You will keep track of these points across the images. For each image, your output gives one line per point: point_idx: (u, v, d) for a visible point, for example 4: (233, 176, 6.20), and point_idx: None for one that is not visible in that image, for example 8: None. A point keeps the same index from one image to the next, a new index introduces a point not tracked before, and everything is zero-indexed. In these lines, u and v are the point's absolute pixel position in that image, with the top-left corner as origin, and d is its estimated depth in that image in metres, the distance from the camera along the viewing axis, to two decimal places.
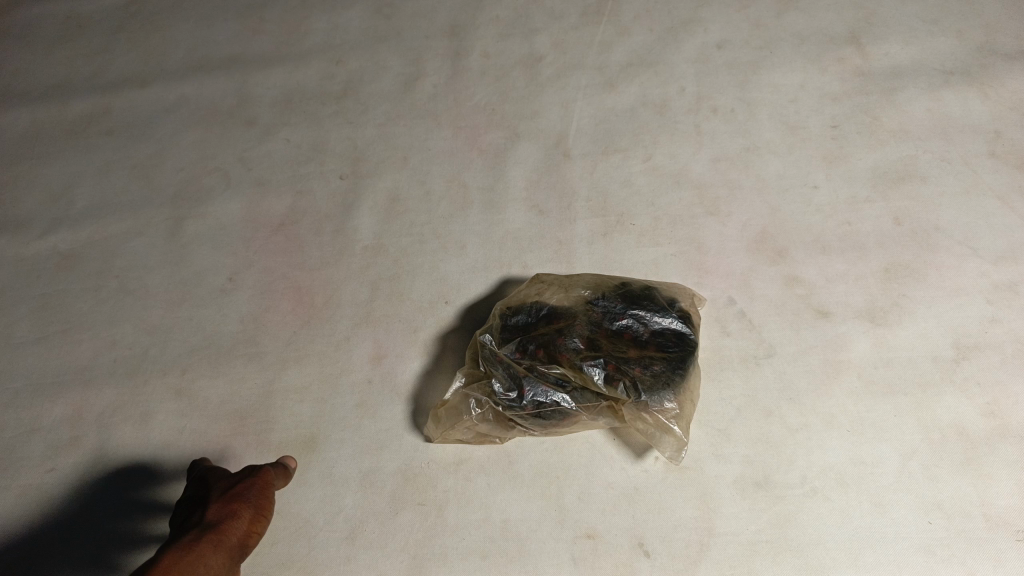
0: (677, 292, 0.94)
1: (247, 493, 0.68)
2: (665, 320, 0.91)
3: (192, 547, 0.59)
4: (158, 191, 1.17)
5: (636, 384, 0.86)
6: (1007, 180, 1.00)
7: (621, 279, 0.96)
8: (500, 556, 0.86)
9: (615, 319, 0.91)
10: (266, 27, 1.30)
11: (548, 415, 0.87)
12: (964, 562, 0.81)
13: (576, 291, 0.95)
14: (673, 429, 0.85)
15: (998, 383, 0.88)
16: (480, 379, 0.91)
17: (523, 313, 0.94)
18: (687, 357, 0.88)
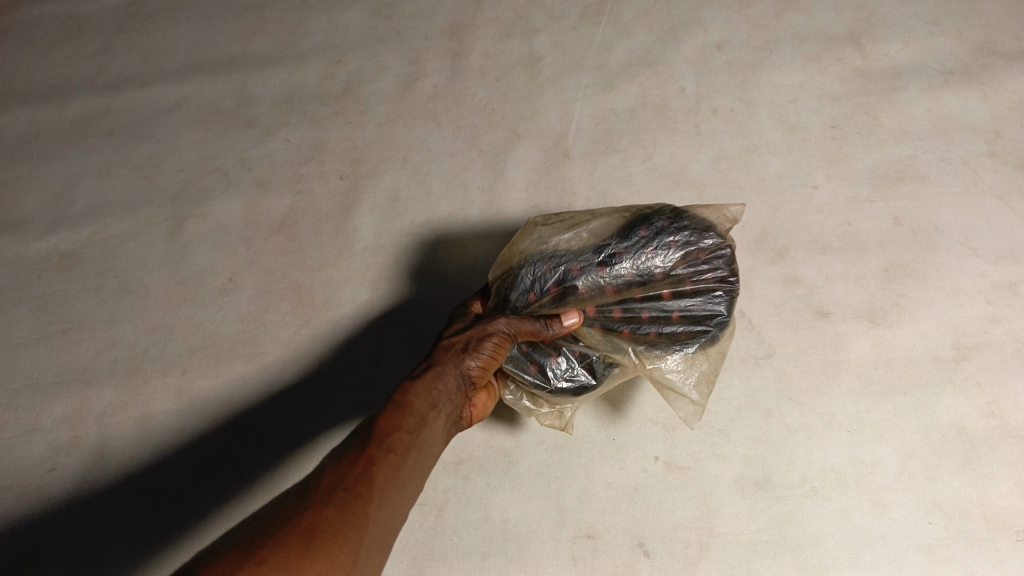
0: (714, 214, 0.85)
1: (482, 352, 0.75)
2: (698, 261, 0.82)
3: (428, 375, 0.72)
4: (158, 191, 1.17)
5: (674, 333, 0.82)
6: (1007, 180, 1.00)
7: (646, 210, 0.85)
8: (500, 556, 0.86)
9: (649, 254, 0.81)
10: (266, 27, 1.30)
11: (569, 391, 0.83)
12: (964, 562, 0.81)
13: (599, 227, 0.84)
14: (694, 395, 0.82)
15: (999, 383, 0.88)
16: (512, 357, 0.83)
17: (537, 260, 0.83)
18: (726, 297, 0.83)
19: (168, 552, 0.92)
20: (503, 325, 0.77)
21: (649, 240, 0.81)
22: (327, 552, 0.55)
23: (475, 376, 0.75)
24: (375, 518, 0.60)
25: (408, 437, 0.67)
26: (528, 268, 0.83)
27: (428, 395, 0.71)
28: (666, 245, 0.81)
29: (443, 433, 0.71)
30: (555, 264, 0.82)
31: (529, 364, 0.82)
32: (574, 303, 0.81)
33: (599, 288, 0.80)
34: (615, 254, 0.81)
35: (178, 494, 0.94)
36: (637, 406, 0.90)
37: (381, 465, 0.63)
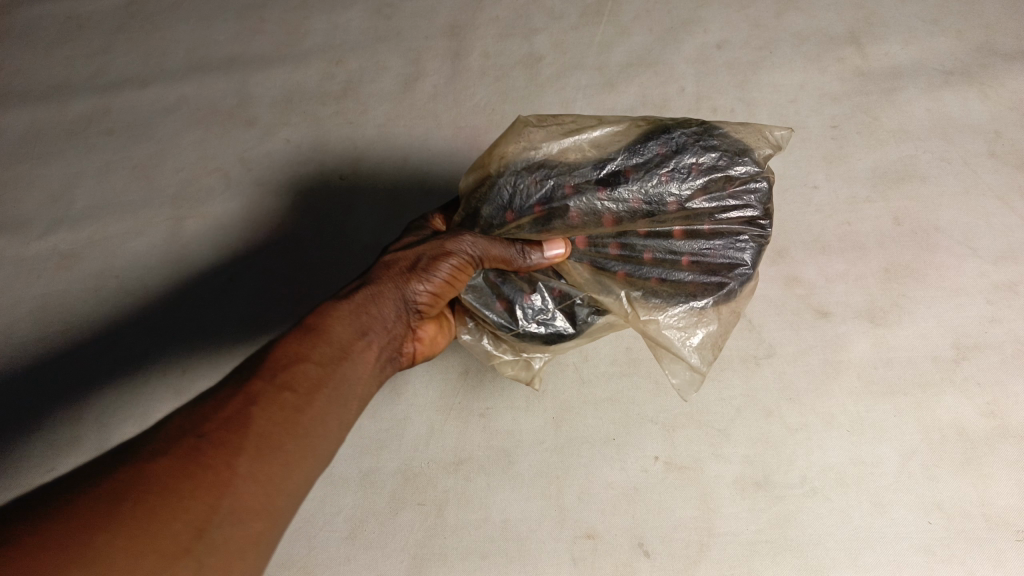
0: (754, 137, 0.82)
1: (433, 275, 0.75)
2: (719, 192, 0.79)
3: (355, 301, 0.71)
4: (158, 191, 1.17)
5: (680, 281, 0.81)
6: (1006, 180, 1.00)
7: (668, 122, 0.81)
8: (500, 556, 0.86)
9: (662, 180, 0.78)
10: (265, 27, 1.30)
11: (538, 337, 0.81)
12: (964, 562, 0.81)
13: (604, 139, 0.81)
14: (693, 360, 0.81)
15: (999, 383, 0.88)
16: (483, 293, 0.81)
17: (525, 170, 0.81)
18: (747, 243, 0.81)
19: None
20: (467, 246, 0.76)
21: (664, 162, 0.78)
22: (157, 521, 0.49)
23: (420, 299, 0.75)
24: (244, 471, 0.54)
25: (312, 369, 0.63)
26: (513, 178, 0.81)
27: (351, 323, 0.69)
28: (682, 169, 0.78)
29: (368, 367, 0.68)
30: (545, 178, 0.80)
31: (496, 301, 0.81)
32: (561, 229, 0.79)
33: (595, 215, 0.78)
34: (619, 175, 0.78)
35: None
36: (638, 406, 0.91)
37: (265, 408, 0.58)
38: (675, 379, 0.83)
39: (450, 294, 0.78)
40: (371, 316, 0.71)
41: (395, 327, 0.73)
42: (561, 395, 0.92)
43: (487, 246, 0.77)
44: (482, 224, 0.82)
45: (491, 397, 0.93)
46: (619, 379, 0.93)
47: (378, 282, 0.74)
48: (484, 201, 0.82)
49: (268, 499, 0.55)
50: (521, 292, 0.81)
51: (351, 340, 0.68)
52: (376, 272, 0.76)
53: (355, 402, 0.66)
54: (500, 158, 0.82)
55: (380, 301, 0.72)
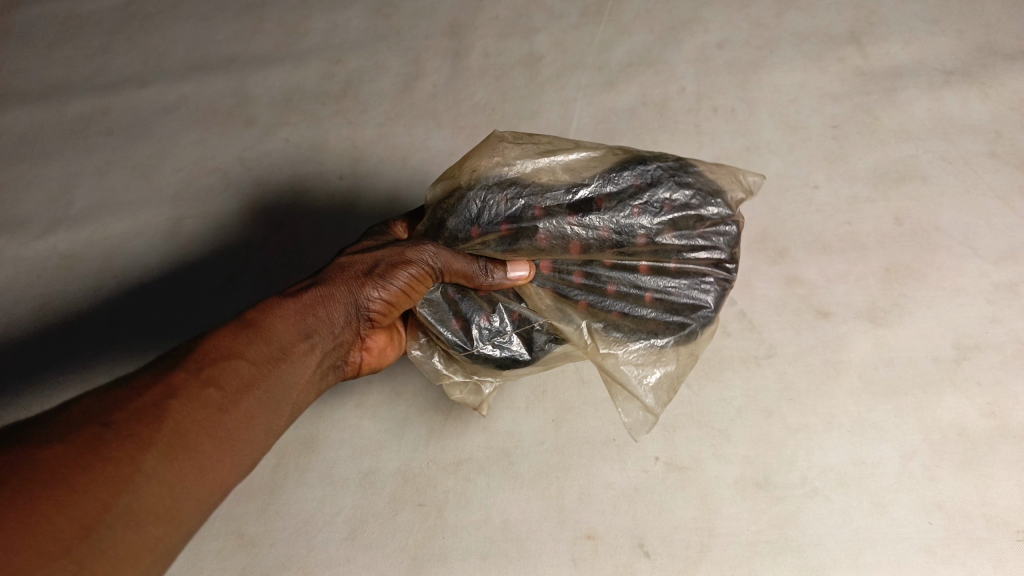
0: (728, 177, 0.83)
1: (391, 282, 0.74)
2: (688, 232, 0.79)
3: (304, 299, 0.70)
4: (158, 190, 1.17)
5: (641, 316, 0.80)
6: (1007, 180, 1.00)
7: (645, 155, 0.81)
8: (500, 556, 0.86)
9: (633, 212, 0.78)
10: (265, 27, 1.30)
11: (491, 360, 0.80)
12: (964, 562, 0.81)
13: (579, 164, 0.80)
14: (649, 401, 0.79)
15: (999, 384, 0.88)
16: (440, 309, 0.80)
17: (496, 187, 0.79)
18: (713, 284, 0.81)
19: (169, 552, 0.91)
20: (430, 257, 0.76)
21: (637, 194, 0.78)
22: (39, 517, 0.47)
23: (372, 307, 0.74)
24: (149, 471, 0.53)
25: (243, 371, 0.62)
26: (485, 192, 0.79)
27: (293, 323, 0.68)
28: (656, 203, 0.78)
29: (307, 372, 0.68)
30: (517, 196, 0.78)
31: (453, 319, 0.80)
32: (527, 250, 0.77)
33: (563, 240, 0.77)
34: (592, 202, 0.78)
35: None
36: None
37: (187, 406, 0.57)
38: (627, 419, 0.80)
39: (405, 304, 0.77)
40: (317, 319, 0.70)
41: (341, 331, 0.73)
42: (561, 395, 0.92)
43: (450, 259, 0.76)
44: (447, 236, 0.80)
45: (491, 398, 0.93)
46: None
47: (331, 285, 0.73)
48: (453, 213, 0.80)
49: (175, 503, 0.54)
50: (479, 311, 0.80)
51: (292, 342, 0.67)
52: (331, 272, 0.74)
53: (288, 407, 0.65)
54: (472, 171, 0.81)
55: (329, 305, 0.72)
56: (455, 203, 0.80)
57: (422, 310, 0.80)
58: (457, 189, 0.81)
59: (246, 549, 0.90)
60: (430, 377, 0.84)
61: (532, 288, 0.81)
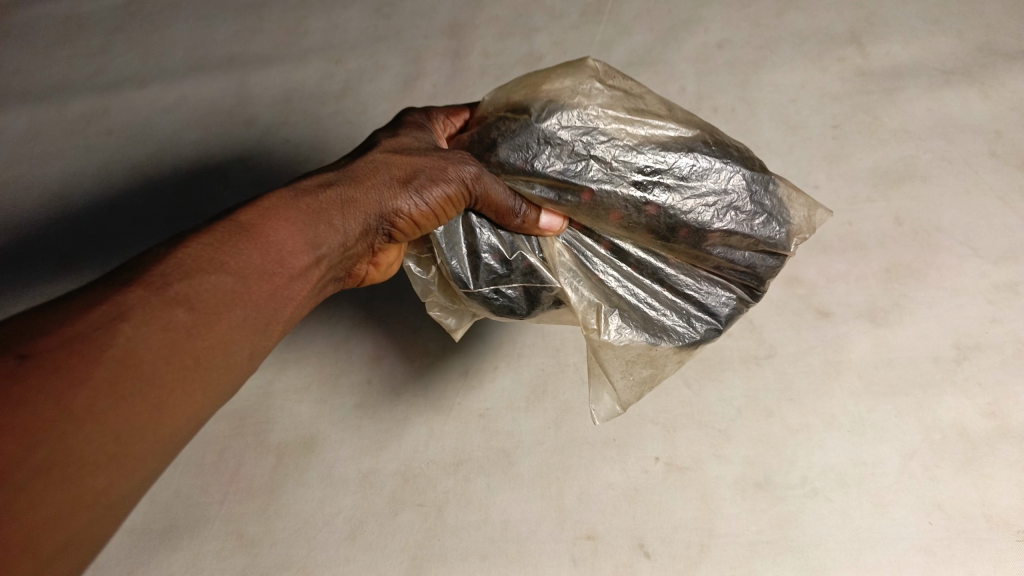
0: (799, 207, 0.78)
1: (422, 199, 0.66)
2: (737, 248, 0.74)
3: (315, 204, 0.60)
4: (157, 189, 1.15)
5: (649, 314, 0.76)
6: (1008, 180, 1.00)
7: (733, 151, 0.73)
8: (500, 556, 0.86)
9: (693, 207, 0.70)
10: (265, 26, 1.30)
11: (489, 308, 0.76)
12: (964, 562, 0.80)
13: (663, 139, 0.71)
14: (622, 394, 0.76)
15: (999, 384, 0.88)
16: (455, 238, 0.74)
17: (564, 128, 0.70)
18: (737, 300, 0.78)
19: (168, 553, 0.91)
20: (468, 176, 0.66)
21: (706, 189, 0.71)
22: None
23: (397, 220, 0.66)
24: (79, 412, 0.42)
25: (220, 283, 0.51)
26: (555, 128, 0.70)
27: (297, 234, 0.58)
28: (720, 209, 0.71)
29: (305, 287, 0.58)
30: (585, 145, 0.70)
31: (464, 252, 0.74)
32: (567, 207, 0.72)
33: (609, 210, 0.71)
34: (660, 180, 0.70)
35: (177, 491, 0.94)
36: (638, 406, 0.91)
37: (153, 338, 0.46)
38: (594, 407, 0.77)
39: (425, 227, 0.69)
40: (326, 230, 0.60)
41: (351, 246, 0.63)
42: (561, 395, 0.92)
43: (489, 189, 0.67)
44: (493, 162, 0.71)
45: (491, 398, 0.94)
46: None
47: (351, 187, 0.63)
48: (511, 138, 0.71)
49: (118, 446, 0.44)
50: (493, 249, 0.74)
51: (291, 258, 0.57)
52: (349, 173, 0.64)
53: (275, 331, 0.56)
54: (546, 100, 0.71)
55: (346, 213, 0.62)
56: (517, 129, 0.70)
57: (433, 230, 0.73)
58: (523, 111, 0.71)
59: (246, 548, 0.90)
60: (415, 291, 0.80)
61: (558, 243, 0.76)
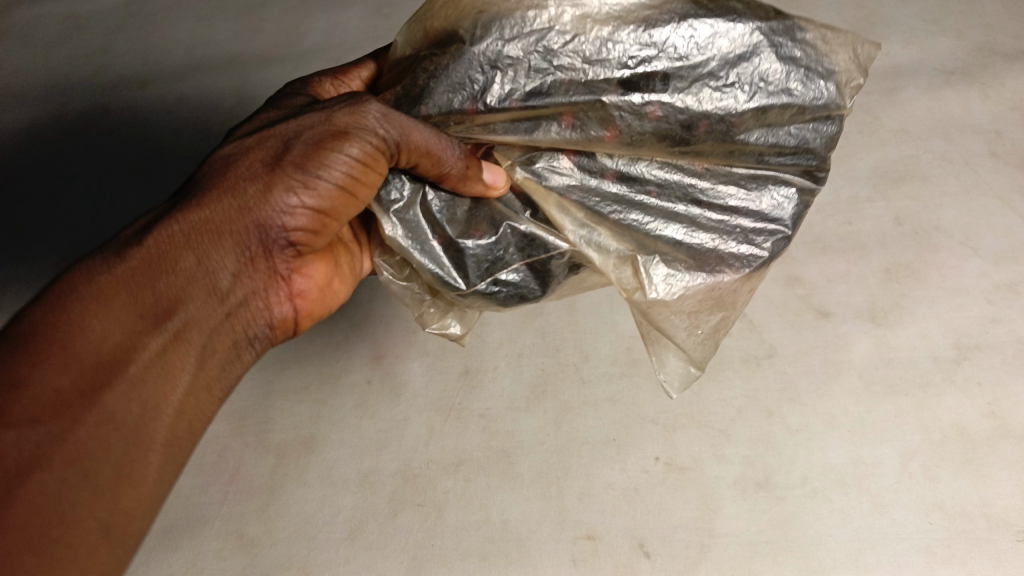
0: (845, 42, 0.66)
1: (312, 180, 0.60)
2: (780, 129, 0.65)
3: (176, 246, 0.58)
4: (157, 188, 1.15)
5: (700, 245, 0.69)
6: (1008, 180, 1.00)
7: (738, 3, 0.62)
8: (500, 557, 0.85)
9: (709, 94, 0.61)
10: (266, 27, 1.30)
11: (497, 296, 0.70)
12: (964, 562, 0.80)
13: (636, 11, 0.60)
14: (693, 353, 0.72)
15: (999, 384, 0.88)
16: (418, 234, 0.67)
17: (506, 36, 0.61)
18: (798, 192, 0.70)
19: (167, 553, 0.91)
20: (366, 130, 0.60)
21: (716, 68, 0.61)
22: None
23: (288, 221, 0.61)
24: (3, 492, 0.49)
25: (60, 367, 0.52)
26: (498, 45, 0.61)
27: (140, 297, 0.56)
28: (743, 84, 0.62)
29: (172, 343, 0.56)
30: (544, 55, 0.61)
31: (439, 248, 0.67)
32: (548, 138, 0.64)
33: (605, 126, 0.62)
34: (654, 68, 0.61)
35: (177, 492, 0.94)
36: (638, 406, 0.91)
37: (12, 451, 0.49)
38: (664, 376, 0.73)
39: (344, 209, 0.63)
40: (180, 275, 0.57)
41: (229, 278, 0.60)
42: (561, 395, 0.92)
43: (407, 127, 0.59)
44: (434, 111, 0.64)
45: (491, 398, 0.94)
46: (620, 380, 0.93)
47: (201, 213, 0.59)
48: (447, 77, 0.62)
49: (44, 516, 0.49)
50: (468, 231, 0.68)
51: (139, 327, 0.55)
52: (193, 200, 0.60)
53: (148, 389, 0.55)
54: (475, 14, 0.62)
55: (203, 247, 0.58)
56: (451, 62, 0.62)
57: (394, 236, 0.67)
58: (450, 38, 0.63)
59: (246, 549, 0.90)
60: (404, 304, 0.75)
61: (556, 198, 0.67)
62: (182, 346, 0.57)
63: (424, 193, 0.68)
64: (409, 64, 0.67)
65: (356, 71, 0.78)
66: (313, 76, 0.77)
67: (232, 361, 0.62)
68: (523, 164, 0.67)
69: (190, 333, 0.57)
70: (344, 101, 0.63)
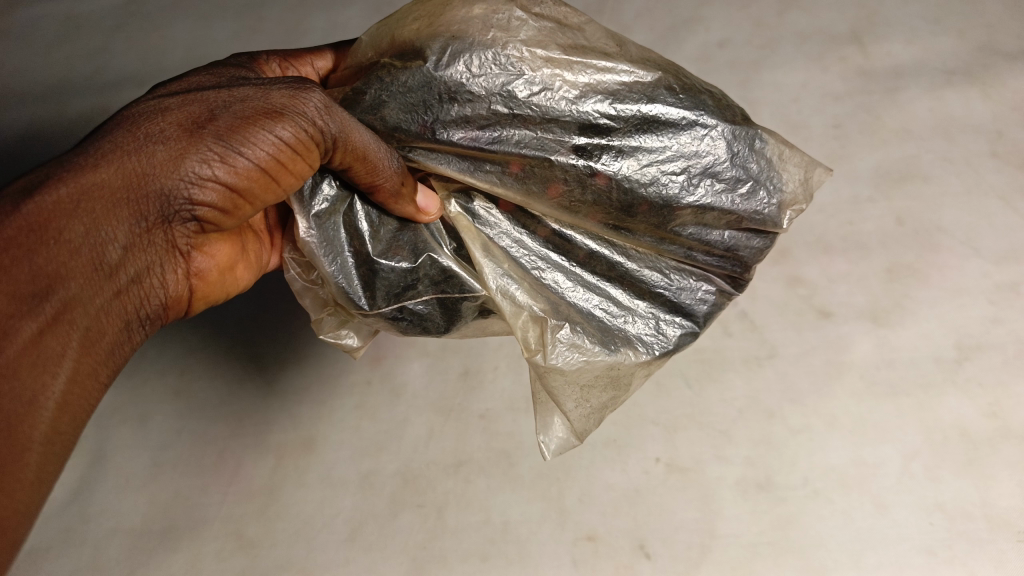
0: (802, 173, 0.67)
1: (231, 151, 0.54)
2: (713, 233, 0.65)
3: (68, 204, 0.49)
4: None
5: (614, 320, 0.66)
6: (1009, 180, 0.99)
7: (707, 100, 0.62)
8: (500, 558, 0.85)
9: (656, 168, 0.61)
10: (265, 26, 1.30)
11: (399, 322, 0.67)
12: (965, 562, 0.80)
13: (611, 86, 0.60)
14: (575, 426, 0.68)
15: (1000, 384, 0.88)
16: (332, 243, 0.64)
17: (473, 85, 0.59)
18: (716, 292, 0.68)
19: (167, 553, 0.91)
20: (301, 116, 0.55)
21: (668, 145, 0.61)
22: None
23: (198, 191, 0.54)
24: None
25: None
26: (463, 78, 0.59)
27: (12, 272, 0.47)
28: (691, 176, 0.61)
29: (60, 318, 0.49)
30: (505, 100, 0.59)
31: (352, 263, 0.64)
32: (487, 181, 0.62)
33: (548, 186, 0.61)
34: (612, 140, 0.60)
35: (177, 494, 0.94)
36: (638, 406, 0.91)
37: None
38: (544, 438, 0.68)
39: (263, 193, 0.58)
40: (64, 246, 0.49)
41: (120, 250, 0.53)
42: None
43: (348, 126, 0.57)
44: (382, 125, 0.61)
45: (491, 398, 0.94)
46: None
47: (94, 174, 0.51)
48: (403, 95, 0.60)
49: None
50: (387, 251, 0.65)
51: (11, 308, 0.46)
52: (83, 155, 0.52)
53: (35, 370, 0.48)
54: (446, 39, 0.59)
55: (98, 210, 0.51)
56: (410, 81, 0.60)
57: (307, 238, 0.64)
58: (414, 54, 0.60)
59: (245, 550, 0.89)
60: (305, 303, 0.72)
61: (483, 239, 0.66)
62: (62, 329, 0.49)
63: (349, 203, 0.65)
64: (367, 71, 0.63)
65: (309, 59, 0.76)
66: (262, 53, 0.74)
67: (122, 345, 0.55)
68: (459, 199, 0.66)
69: (73, 315, 0.50)
70: (284, 84, 0.58)
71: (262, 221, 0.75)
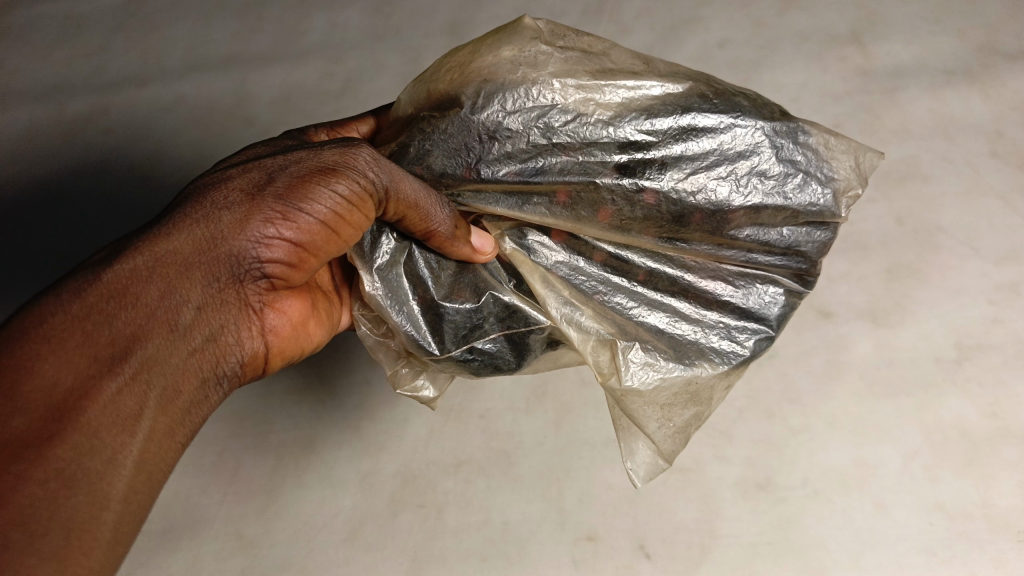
0: (857, 157, 0.64)
1: (294, 209, 0.54)
2: (770, 233, 0.63)
3: (142, 272, 0.50)
4: (157, 190, 1.15)
5: (683, 334, 0.65)
6: (1010, 180, 0.99)
7: (742, 101, 0.61)
8: (500, 558, 0.85)
9: (700, 176, 0.60)
10: (265, 26, 1.30)
11: (473, 364, 0.67)
12: (965, 563, 0.80)
13: (644, 101, 0.60)
14: (661, 445, 0.66)
15: (1000, 383, 0.88)
16: (396, 292, 0.65)
17: (510, 116, 0.59)
18: (785, 293, 0.67)
19: (167, 552, 0.90)
20: (357, 171, 0.56)
21: (710, 150, 0.60)
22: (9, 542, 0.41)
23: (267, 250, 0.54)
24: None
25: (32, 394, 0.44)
26: (499, 116, 0.59)
27: (94, 336, 0.47)
28: (738, 178, 0.60)
29: (140, 378, 0.48)
30: (544, 131, 0.60)
31: (419, 310, 0.65)
32: (537, 214, 0.62)
33: (597, 208, 0.61)
34: (653, 154, 0.60)
35: (178, 493, 0.94)
36: None
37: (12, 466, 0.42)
38: (631, 465, 0.68)
39: (326, 246, 0.57)
40: (140, 310, 0.49)
41: (194, 312, 0.52)
42: (562, 396, 0.92)
43: (398, 176, 0.57)
44: (429, 172, 0.62)
45: (491, 398, 0.94)
46: None
47: (167, 244, 0.51)
48: (444, 141, 0.60)
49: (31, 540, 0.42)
50: (450, 294, 0.66)
51: (92, 368, 0.46)
52: (157, 229, 0.53)
53: (123, 424, 0.46)
54: (479, 81, 0.60)
55: (172, 277, 0.51)
56: (449, 128, 0.60)
57: (373, 292, 0.64)
58: (451, 102, 0.60)
59: (245, 549, 0.89)
60: (381, 359, 0.72)
61: (542, 271, 0.66)
62: (140, 388, 0.48)
63: (408, 252, 0.66)
64: (409, 124, 0.64)
65: (354, 126, 0.76)
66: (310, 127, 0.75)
67: (200, 404, 0.53)
68: (513, 235, 0.66)
69: (151, 374, 0.48)
70: (334, 143, 0.59)
71: (331, 280, 0.74)
